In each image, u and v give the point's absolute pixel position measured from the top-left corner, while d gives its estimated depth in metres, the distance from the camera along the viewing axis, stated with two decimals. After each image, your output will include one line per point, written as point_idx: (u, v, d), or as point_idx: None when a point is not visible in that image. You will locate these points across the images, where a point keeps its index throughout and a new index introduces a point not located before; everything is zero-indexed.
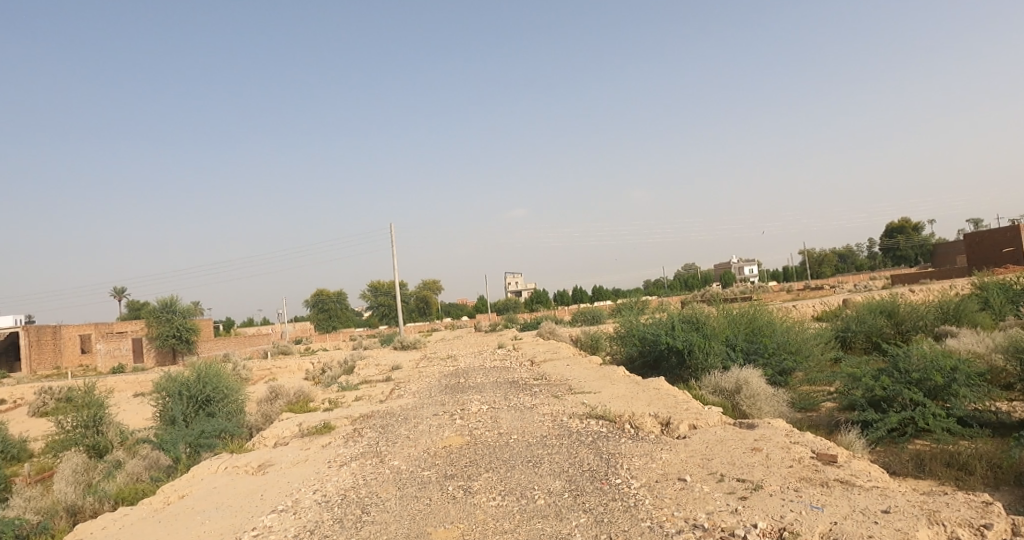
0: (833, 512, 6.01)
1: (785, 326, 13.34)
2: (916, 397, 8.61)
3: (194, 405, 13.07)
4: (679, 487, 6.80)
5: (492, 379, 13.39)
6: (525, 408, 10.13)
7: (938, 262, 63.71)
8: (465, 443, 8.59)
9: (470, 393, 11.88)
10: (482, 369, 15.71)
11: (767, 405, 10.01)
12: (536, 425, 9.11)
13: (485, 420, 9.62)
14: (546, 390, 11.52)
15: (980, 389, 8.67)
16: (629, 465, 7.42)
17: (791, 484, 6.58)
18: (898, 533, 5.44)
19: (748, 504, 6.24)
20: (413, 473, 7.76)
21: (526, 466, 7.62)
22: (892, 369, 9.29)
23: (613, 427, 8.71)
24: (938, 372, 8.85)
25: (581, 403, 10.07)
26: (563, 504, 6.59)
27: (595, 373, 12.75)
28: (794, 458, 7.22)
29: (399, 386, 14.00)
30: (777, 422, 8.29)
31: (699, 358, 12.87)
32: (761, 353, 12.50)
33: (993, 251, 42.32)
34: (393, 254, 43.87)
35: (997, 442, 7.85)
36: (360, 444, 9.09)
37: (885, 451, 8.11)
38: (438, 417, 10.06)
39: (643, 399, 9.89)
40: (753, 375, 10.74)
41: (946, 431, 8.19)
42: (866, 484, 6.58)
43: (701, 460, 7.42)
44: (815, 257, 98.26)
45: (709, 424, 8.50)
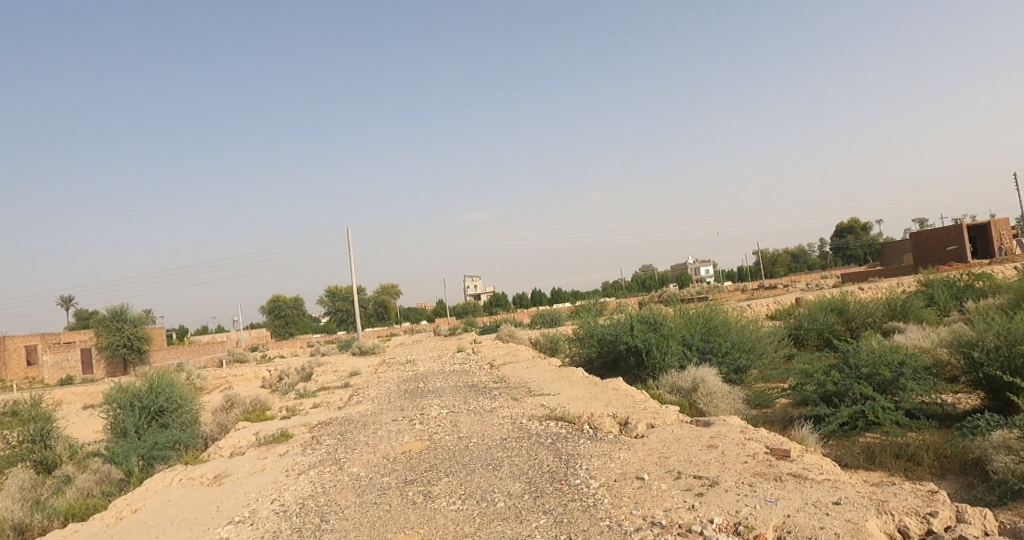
0: (786, 505, 6.45)
1: (739, 325, 13.48)
2: (866, 391, 8.75)
3: (146, 416, 12.71)
4: (636, 485, 6.97)
5: (452, 383, 13.29)
6: (485, 411, 9.99)
7: (884, 260, 65.82)
8: (425, 448, 8.43)
9: (429, 398, 11.74)
10: (442, 373, 15.55)
11: (724, 403, 10.08)
12: (496, 428, 8.99)
13: (445, 424, 9.47)
14: (506, 393, 11.41)
15: (926, 382, 8.91)
16: (588, 465, 7.46)
17: (745, 479, 6.85)
18: (848, 524, 6.01)
19: (704, 500, 6.55)
20: (373, 479, 7.67)
21: (486, 470, 7.58)
22: (842, 365, 9.47)
23: (573, 428, 8.62)
24: (887, 366, 9.03)
25: (540, 406, 9.99)
26: (523, 505, 6.70)
27: (554, 375, 12.72)
28: (748, 453, 7.35)
29: (357, 391, 13.81)
30: (732, 419, 8.31)
31: (656, 358, 12.96)
32: (717, 352, 12.63)
33: (937, 250, 43.83)
34: (351, 261, 43.38)
35: (942, 433, 8.08)
36: (319, 451, 8.88)
37: (837, 444, 8.22)
38: (398, 422, 9.87)
39: (601, 399, 9.84)
40: (709, 373, 10.83)
41: (895, 424, 8.37)
42: (817, 477, 6.90)
43: (658, 457, 7.49)
44: (768, 258, 100.45)
45: (666, 423, 8.46)
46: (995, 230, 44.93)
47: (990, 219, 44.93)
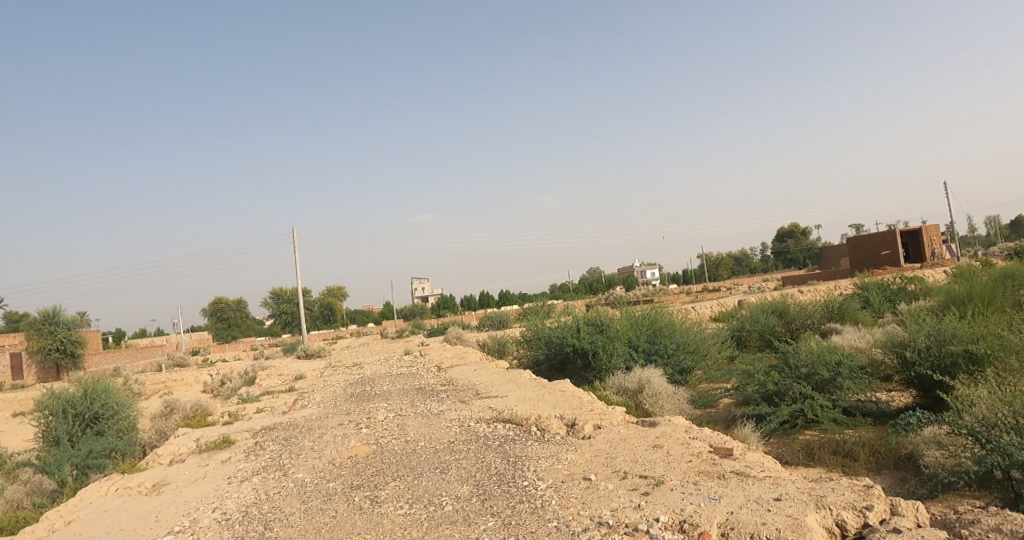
0: (729, 502, 6.61)
1: (684, 326, 13.65)
2: (805, 390, 8.96)
3: (80, 423, 12.28)
4: (584, 486, 7.00)
5: (399, 386, 13.13)
6: (432, 414, 9.84)
7: (823, 264, 68.06)
8: (371, 452, 8.29)
9: (376, 402, 11.57)
10: (389, 376, 15.38)
11: (669, 403, 10.19)
12: (443, 431, 8.86)
13: (392, 427, 9.31)
14: (453, 395, 11.31)
15: (862, 381, 9.20)
16: (535, 466, 7.45)
17: (690, 478, 6.97)
18: (788, 520, 6.22)
19: (650, 499, 6.67)
20: (319, 485, 7.53)
21: (434, 473, 7.51)
22: (783, 365, 9.66)
23: (520, 430, 8.53)
24: (825, 366, 9.27)
25: (488, 408, 9.87)
26: (470, 508, 6.67)
27: (502, 378, 12.67)
28: (692, 452, 7.45)
29: (302, 396, 13.56)
30: (677, 418, 8.37)
31: (603, 359, 13.05)
32: (662, 353, 12.76)
33: (872, 254, 45.50)
34: (296, 265, 42.79)
35: (877, 430, 8.38)
36: (262, 457, 8.66)
37: (778, 442, 8.41)
38: (343, 427, 9.68)
39: (549, 401, 9.80)
40: (654, 374, 10.94)
41: (833, 421, 8.62)
42: (759, 475, 7.05)
43: (605, 458, 7.52)
44: (711, 261, 102.73)
45: (613, 423, 8.47)
46: (927, 236, 47.08)
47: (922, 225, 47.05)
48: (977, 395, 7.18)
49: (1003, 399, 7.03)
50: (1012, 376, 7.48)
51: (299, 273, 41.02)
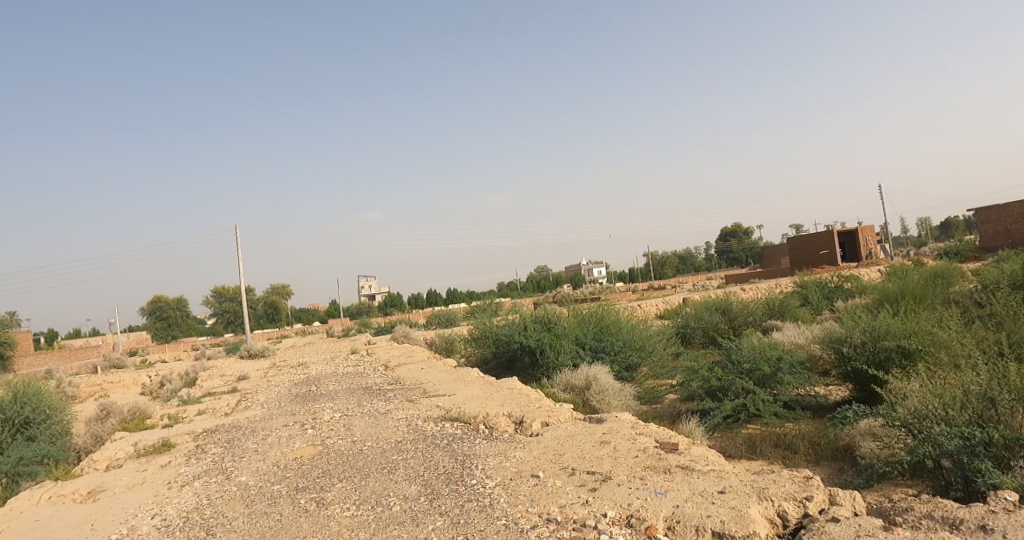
0: (675, 496, 6.71)
1: (630, 324, 13.84)
2: (747, 385, 9.18)
3: (9, 429, 11.78)
4: (532, 483, 7.02)
5: (345, 386, 12.97)
6: (380, 413, 9.72)
7: (763, 262, 69.83)
8: (318, 453, 8.15)
9: (322, 402, 11.39)
10: (335, 376, 15.15)
11: (615, 400, 10.29)
12: (390, 430, 8.74)
13: (338, 428, 9.16)
14: (401, 394, 11.19)
15: (801, 375, 9.48)
16: (483, 465, 7.43)
17: (637, 473, 7.06)
18: (731, 512, 6.36)
19: (598, 495, 6.72)
20: (263, 489, 7.37)
21: (381, 473, 7.43)
22: (726, 361, 9.86)
23: (469, 429, 8.47)
24: (766, 361, 9.50)
25: (436, 407, 9.78)
26: (418, 508, 6.62)
27: (450, 376, 12.59)
28: (639, 447, 7.53)
29: (246, 397, 13.27)
30: (623, 414, 8.46)
31: (550, 357, 13.11)
32: (609, 350, 12.88)
33: (811, 254, 47.09)
34: (240, 264, 41.91)
35: (816, 423, 8.65)
36: (204, 461, 8.44)
37: (721, 436, 8.60)
38: (289, 428, 9.49)
39: (497, 399, 9.76)
40: (601, 372, 11.05)
41: (774, 415, 8.86)
42: (704, 468, 7.17)
43: (553, 455, 7.55)
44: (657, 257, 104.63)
45: (560, 420, 8.50)
46: (862, 237, 49.19)
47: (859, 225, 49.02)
48: (910, 388, 7.52)
49: (933, 392, 7.38)
50: (941, 369, 7.85)
51: (242, 273, 40.11)
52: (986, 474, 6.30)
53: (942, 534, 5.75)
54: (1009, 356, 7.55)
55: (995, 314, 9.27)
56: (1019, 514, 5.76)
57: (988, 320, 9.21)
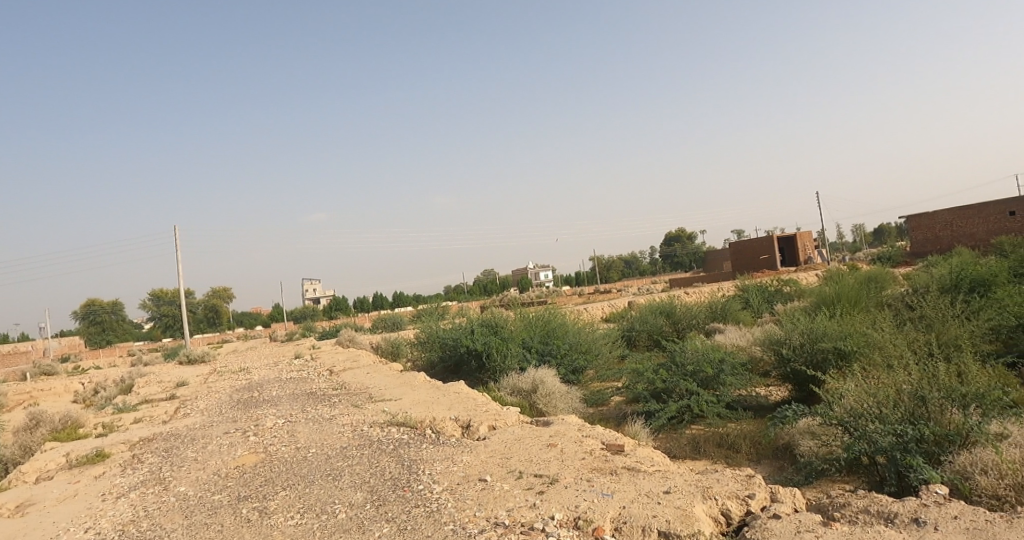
0: (622, 497, 6.78)
1: (576, 327, 13.99)
2: (691, 386, 9.34)
3: None
4: (479, 487, 7.00)
5: (288, 391, 12.73)
6: (324, 419, 9.56)
7: (707, 267, 71.56)
8: (260, 461, 7.97)
9: (265, 408, 11.14)
10: (279, 381, 14.84)
11: (562, 403, 10.35)
12: (336, 436, 8.61)
13: (282, 434, 8.98)
14: (346, 400, 11.05)
15: (743, 376, 9.74)
16: (430, 469, 7.38)
17: (584, 475, 7.11)
18: (677, 512, 6.46)
19: (545, 498, 6.74)
20: (203, 499, 7.17)
21: (325, 480, 7.31)
22: (670, 364, 10.00)
23: (415, 433, 8.39)
24: (709, 363, 9.71)
25: (381, 412, 9.67)
26: (365, 515, 6.52)
27: (396, 381, 12.47)
28: (586, 450, 7.59)
29: (185, 404, 12.90)
30: (570, 417, 8.50)
31: (496, 361, 13.12)
32: (555, 353, 12.87)
33: (752, 258, 48.60)
34: (180, 267, 40.70)
35: (756, 422, 8.89)
36: (141, 472, 8.15)
37: (666, 437, 8.74)
38: (230, 435, 9.25)
39: (443, 403, 9.71)
40: (548, 375, 11.11)
41: (717, 415, 9.07)
42: (649, 469, 7.26)
43: (500, 458, 7.54)
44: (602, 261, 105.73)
45: (507, 424, 8.50)
46: (801, 242, 51.09)
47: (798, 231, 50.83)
48: (846, 388, 7.80)
49: (868, 391, 7.67)
50: (875, 370, 8.16)
51: (181, 276, 39.00)
52: (918, 469, 6.57)
53: (877, 528, 5.96)
54: (938, 356, 7.93)
55: (924, 316, 9.73)
56: (949, 507, 6.03)
57: (917, 322, 9.66)
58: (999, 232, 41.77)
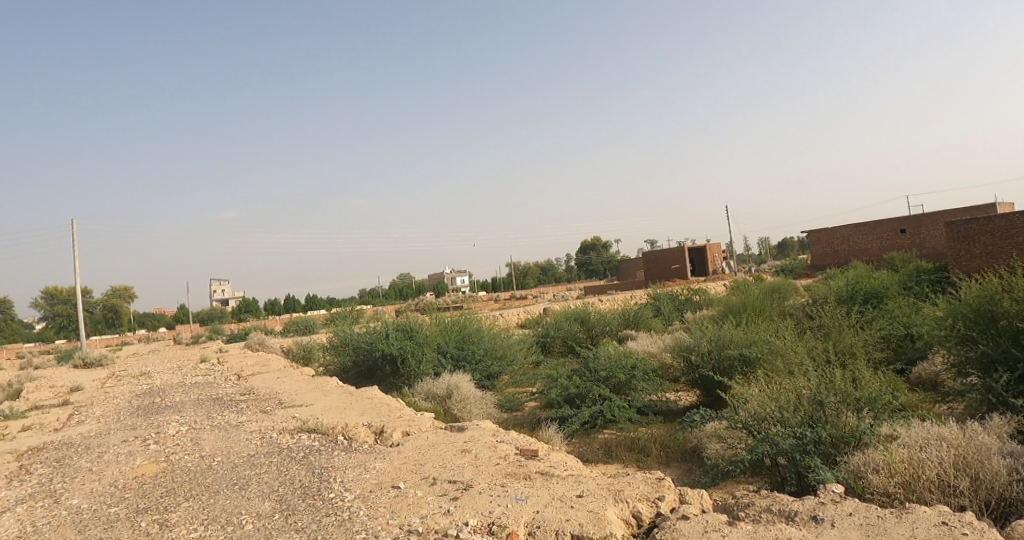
0: (535, 501, 6.84)
1: (491, 333, 14.18)
2: (604, 392, 9.66)
3: None
4: (392, 494, 6.92)
5: (193, 397, 12.27)
6: (231, 426, 9.27)
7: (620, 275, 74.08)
8: (162, 471, 7.64)
9: (167, 415, 10.69)
10: (182, 386, 14.23)
11: (476, 408, 10.44)
12: (243, 443, 8.36)
13: (185, 442, 8.64)
14: (254, 406, 10.74)
15: (654, 382, 10.16)
16: (342, 477, 7.25)
17: (498, 480, 7.15)
18: (590, 515, 6.55)
19: (459, 504, 6.72)
20: (98, 512, 6.79)
21: (232, 490, 7.07)
22: (584, 370, 10.37)
23: (326, 440, 8.24)
24: (622, 369, 10.09)
25: (291, 418, 9.46)
26: (273, 526, 6.32)
27: (307, 386, 12.21)
28: (500, 455, 7.64)
29: (78, 411, 12.19)
30: (485, 422, 8.55)
31: (411, 366, 12.97)
32: (470, 359, 12.94)
33: (664, 268, 50.47)
34: (76, 265, 38.50)
35: (666, 426, 9.25)
36: (27, 484, 7.64)
37: (579, 441, 8.97)
38: (129, 444, 8.82)
39: (356, 409, 9.59)
40: (463, 380, 11.18)
41: (628, 420, 9.38)
42: (563, 474, 7.36)
43: (413, 465, 7.49)
44: (520, 269, 107.01)
45: (421, 430, 8.47)
46: (710, 253, 53.48)
47: (708, 243, 53.16)
48: (750, 393, 8.18)
49: (771, 396, 8.05)
50: (778, 376, 8.60)
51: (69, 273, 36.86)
52: (815, 470, 6.92)
53: (779, 526, 6.21)
54: (834, 363, 8.45)
55: (822, 325, 10.37)
56: (845, 505, 6.35)
57: (816, 331, 10.29)
58: (891, 249, 44.59)
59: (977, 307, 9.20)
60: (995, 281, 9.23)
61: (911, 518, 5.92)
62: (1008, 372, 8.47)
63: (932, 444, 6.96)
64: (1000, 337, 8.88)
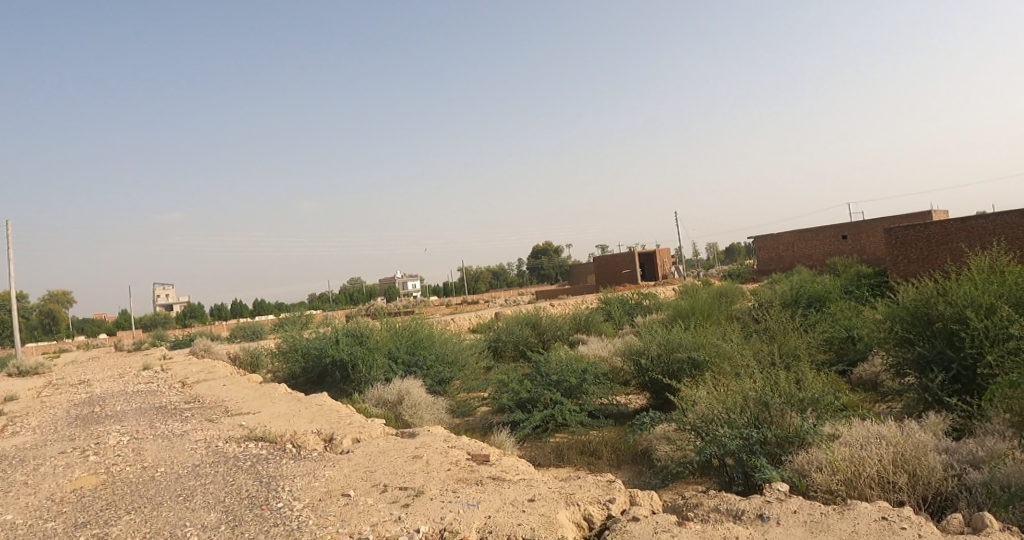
0: (486, 506, 6.85)
1: (443, 338, 14.22)
2: (555, 396, 9.80)
3: None
4: (342, 503, 6.85)
5: (135, 406, 11.95)
6: (175, 435, 9.07)
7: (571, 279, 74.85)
8: (101, 483, 7.42)
9: (107, 425, 10.39)
10: (124, 395, 13.80)
11: (427, 413, 10.46)
12: (187, 453, 8.19)
13: (127, 453, 8.41)
14: (200, 414, 10.53)
15: (605, 386, 10.34)
16: (291, 486, 7.16)
17: (449, 486, 7.15)
18: (541, 519, 6.58)
19: (410, 511, 6.69)
20: (33, 528, 6.55)
21: (176, 502, 6.91)
22: (536, 374, 10.51)
23: (274, 448, 8.13)
24: (573, 373, 10.27)
25: (238, 426, 9.31)
26: (218, 537, 6.20)
27: (254, 393, 12.02)
28: (451, 461, 7.65)
29: (11, 422, 11.71)
30: (436, 428, 8.57)
31: (362, 372, 12.92)
32: (421, 365, 12.96)
33: (614, 272, 51.33)
34: (7, 269, 37.00)
35: (616, 429, 9.41)
36: None
37: (531, 445, 9.06)
38: (66, 456, 8.54)
39: (305, 416, 9.49)
40: (414, 385, 11.18)
41: (579, 424, 9.52)
42: (514, 478, 7.41)
43: (364, 472, 7.44)
44: (473, 273, 106.99)
45: (372, 436, 8.43)
46: (661, 259, 54.59)
47: (657, 248, 54.17)
48: (699, 396, 8.35)
49: (719, 398, 8.24)
50: (725, 378, 8.82)
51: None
52: (762, 469, 7.09)
53: (727, 525, 6.33)
54: (779, 366, 8.71)
55: (768, 328, 10.69)
56: (789, 503, 6.51)
57: (762, 334, 10.60)
58: (833, 254, 46.03)
59: (912, 310, 9.63)
60: (930, 285, 9.68)
61: (853, 514, 6.10)
62: (942, 372, 8.88)
63: (872, 442, 7.22)
64: (934, 338, 9.31)
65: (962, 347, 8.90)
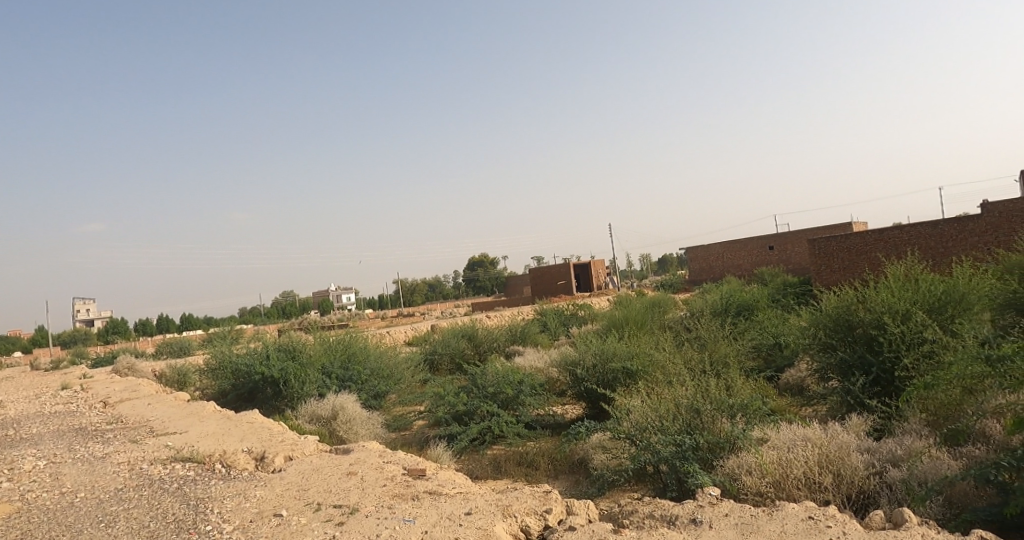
0: (423, 521, 6.82)
1: (378, 352, 14.16)
2: (492, 408, 9.93)
3: None
4: (274, 523, 6.70)
5: (52, 429, 11.38)
6: (95, 459, 8.70)
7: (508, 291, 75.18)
8: (13, 512, 7.05)
9: (20, 449, 9.86)
10: (39, 417, 13.12)
11: (362, 428, 10.41)
12: (109, 477, 7.88)
13: (42, 479, 8.02)
14: (123, 435, 10.14)
15: (541, 397, 10.51)
16: (220, 508, 6.97)
17: (385, 502, 7.10)
18: (477, 531, 6.58)
19: (345, 528, 6.59)
20: None
21: (96, 529, 6.62)
22: (472, 386, 10.65)
23: (202, 469, 7.91)
24: (509, 385, 10.44)
25: (163, 447, 9.01)
26: None
27: (181, 412, 11.66)
28: (387, 476, 7.61)
29: None
30: (372, 443, 8.52)
31: (294, 387, 12.70)
32: (355, 379, 12.87)
33: (552, 283, 52.00)
34: None
35: (553, 439, 9.55)
36: None
37: (467, 458, 9.13)
38: None
39: (234, 435, 9.28)
40: (348, 400, 11.10)
41: (516, 435, 9.62)
42: (451, 492, 7.42)
43: (296, 491, 7.31)
44: (407, 287, 105.60)
45: (305, 454, 8.31)
46: (596, 270, 55.73)
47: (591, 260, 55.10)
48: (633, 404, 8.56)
49: (653, 406, 8.46)
50: (658, 386, 9.07)
51: None
52: (694, 474, 7.29)
53: (661, 530, 6.46)
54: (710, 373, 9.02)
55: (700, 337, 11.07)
56: (721, 506, 6.71)
57: (693, 343, 10.97)
58: (761, 264, 47.83)
59: (833, 316, 10.15)
60: (850, 293, 10.22)
61: (782, 515, 6.33)
62: (863, 375, 9.36)
63: (798, 445, 7.54)
64: (855, 343, 9.82)
65: (880, 350, 9.43)
